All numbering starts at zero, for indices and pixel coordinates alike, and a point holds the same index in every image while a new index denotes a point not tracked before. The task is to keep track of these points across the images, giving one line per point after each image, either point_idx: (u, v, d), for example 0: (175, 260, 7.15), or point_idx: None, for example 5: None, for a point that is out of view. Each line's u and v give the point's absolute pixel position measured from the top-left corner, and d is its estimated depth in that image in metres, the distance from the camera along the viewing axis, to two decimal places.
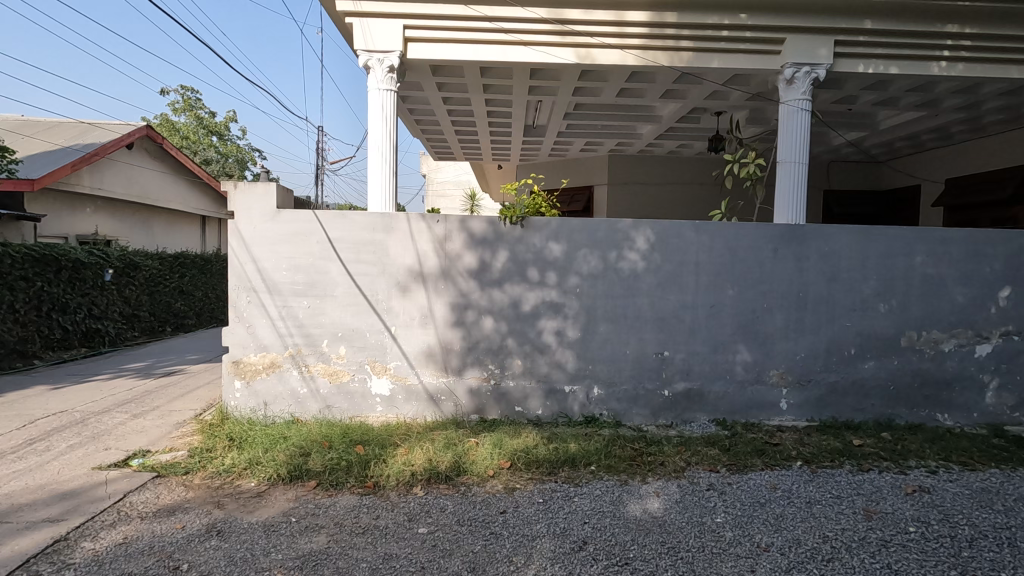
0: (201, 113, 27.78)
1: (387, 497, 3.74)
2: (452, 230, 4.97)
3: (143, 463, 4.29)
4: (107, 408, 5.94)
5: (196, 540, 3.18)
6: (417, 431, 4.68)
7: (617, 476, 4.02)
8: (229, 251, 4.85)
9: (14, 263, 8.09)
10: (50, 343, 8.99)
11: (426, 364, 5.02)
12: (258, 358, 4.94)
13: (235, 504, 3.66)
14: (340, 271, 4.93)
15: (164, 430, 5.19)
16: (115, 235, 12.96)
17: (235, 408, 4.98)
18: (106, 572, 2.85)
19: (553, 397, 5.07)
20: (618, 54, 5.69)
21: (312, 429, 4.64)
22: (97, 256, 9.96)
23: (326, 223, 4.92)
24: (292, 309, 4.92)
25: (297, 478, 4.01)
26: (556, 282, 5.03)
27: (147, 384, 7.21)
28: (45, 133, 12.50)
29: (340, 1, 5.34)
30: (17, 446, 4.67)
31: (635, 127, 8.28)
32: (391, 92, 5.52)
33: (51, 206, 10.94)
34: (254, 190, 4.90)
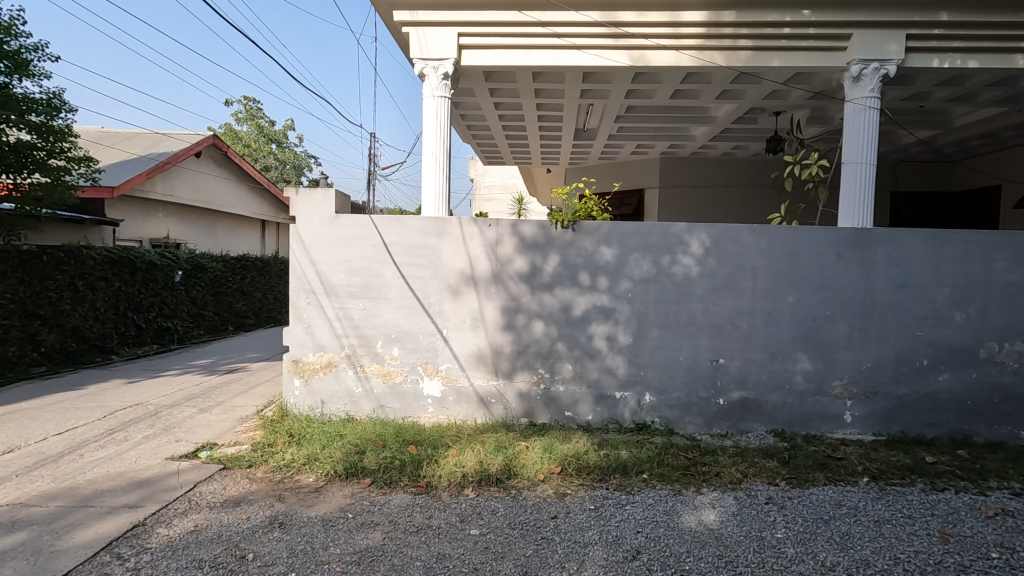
0: (261, 122, 29.06)
1: (439, 497, 3.80)
2: (504, 234, 5.00)
3: (210, 455, 4.53)
4: (177, 401, 6.30)
5: (261, 531, 3.33)
6: (468, 433, 4.74)
7: (670, 486, 3.94)
8: (291, 255, 5.06)
9: (95, 265, 8.70)
10: (126, 340, 9.61)
11: (477, 367, 5.07)
12: (315, 358, 5.12)
13: (295, 498, 3.81)
14: (394, 274, 5.06)
15: (229, 424, 5.45)
16: (183, 239, 13.73)
17: (294, 406, 5.18)
18: (180, 557, 3.01)
19: (603, 402, 5.02)
20: (672, 55, 5.62)
21: (366, 428, 4.76)
22: (169, 258, 10.58)
23: (382, 226, 5.05)
24: (348, 310, 5.08)
25: (353, 475, 4.12)
26: (607, 286, 4.98)
27: (212, 380, 7.60)
28: (124, 143, 13.40)
29: (397, 11, 5.48)
30: (98, 436, 5.01)
31: (688, 129, 8.11)
32: (445, 98, 5.62)
33: (129, 211, 11.71)
34: (313, 196, 5.08)
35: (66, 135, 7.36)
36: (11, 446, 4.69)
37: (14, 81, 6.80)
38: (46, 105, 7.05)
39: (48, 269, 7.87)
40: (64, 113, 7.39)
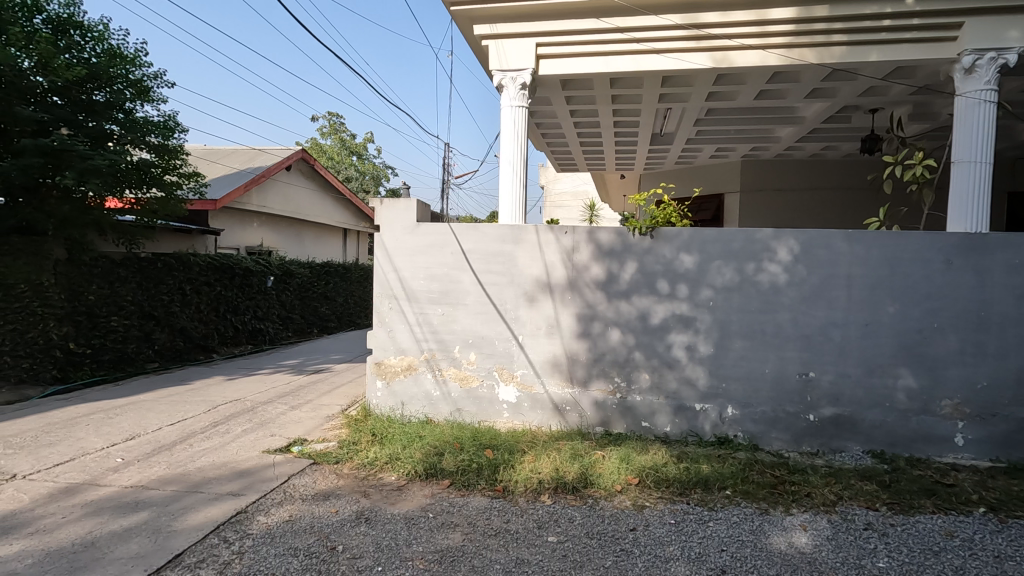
0: (344, 136, 30.68)
1: (516, 502, 3.84)
2: (580, 241, 5.00)
3: (301, 450, 4.82)
4: (271, 398, 6.77)
5: (349, 524, 3.50)
6: (543, 439, 4.75)
7: (756, 504, 3.76)
8: (375, 262, 5.31)
9: (200, 270, 9.51)
10: (225, 340, 10.41)
11: (552, 373, 5.08)
12: (397, 361, 5.33)
13: (379, 495, 3.98)
14: (472, 281, 5.18)
15: (317, 422, 5.78)
16: (274, 247, 14.74)
17: (376, 406, 5.40)
18: (278, 544, 3.23)
19: (682, 414, 4.87)
20: (759, 54, 5.40)
21: (444, 430, 4.89)
22: (262, 264, 11.40)
23: (460, 234, 5.19)
24: (427, 316, 5.25)
25: (433, 475, 4.25)
26: (686, 294, 4.85)
27: (301, 379, 8.10)
28: (225, 159, 14.60)
29: (478, 26, 5.64)
30: (205, 427, 5.47)
31: (773, 130, 7.74)
32: (523, 107, 5.69)
33: (229, 221, 12.74)
34: (396, 206, 5.31)
35: (179, 153, 8.12)
36: (132, 433, 5.22)
37: (137, 106, 7.59)
38: (163, 127, 7.82)
39: (162, 274, 8.69)
40: (178, 134, 8.18)
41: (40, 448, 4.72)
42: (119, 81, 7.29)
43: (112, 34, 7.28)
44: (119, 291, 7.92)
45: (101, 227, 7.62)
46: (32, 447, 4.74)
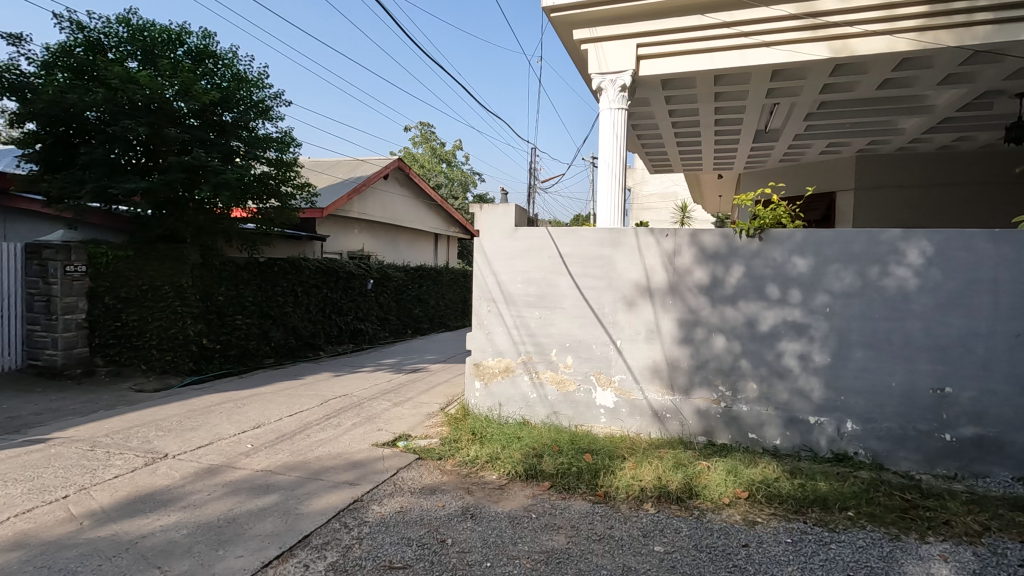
0: (435, 145, 31.92)
1: (618, 508, 3.81)
2: (682, 244, 4.86)
3: (407, 445, 5.05)
4: (375, 395, 7.17)
5: (456, 519, 3.63)
6: (643, 446, 4.66)
7: (884, 529, 3.46)
8: (474, 266, 5.47)
9: (310, 274, 10.26)
10: (330, 338, 11.14)
11: (652, 380, 4.97)
12: (495, 362, 5.45)
13: (482, 492, 4.10)
14: (569, 284, 5.19)
15: (419, 419, 6.05)
16: (373, 251, 15.60)
17: (475, 406, 5.56)
18: (393, 532, 3.42)
19: (794, 427, 4.59)
20: (885, 41, 5.02)
21: (541, 432, 4.92)
22: (364, 268, 12.09)
23: (558, 239, 5.23)
24: (525, 319, 5.33)
25: (533, 476, 4.31)
26: (800, 300, 4.57)
27: (400, 377, 8.52)
28: (331, 170, 15.68)
29: (578, 31, 5.67)
30: (319, 419, 5.90)
31: (896, 122, 7.11)
32: (622, 110, 5.65)
33: (333, 228, 13.66)
34: (495, 211, 5.43)
35: (293, 166, 8.82)
36: (259, 422, 5.73)
37: (259, 124, 8.34)
38: (280, 142, 8.53)
39: (277, 277, 9.48)
40: (293, 148, 8.89)
41: (185, 431, 5.32)
42: (245, 103, 8.07)
43: (239, 60, 8.09)
44: (242, 293, 8.74)
45: (229, 235, 8.43)
46: (178, 430, 5.35)
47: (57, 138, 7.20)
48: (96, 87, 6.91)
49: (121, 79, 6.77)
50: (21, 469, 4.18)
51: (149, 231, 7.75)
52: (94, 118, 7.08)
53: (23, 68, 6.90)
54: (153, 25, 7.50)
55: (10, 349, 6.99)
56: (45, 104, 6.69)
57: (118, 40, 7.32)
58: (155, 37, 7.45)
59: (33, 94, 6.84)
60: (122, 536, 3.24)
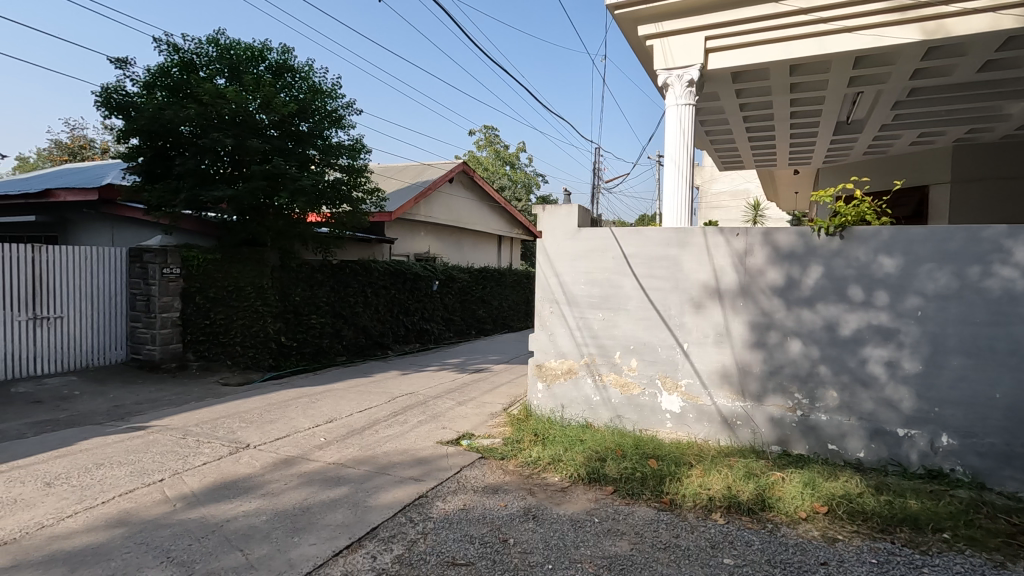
0: (498, 147, 32.23)
1: (685, 517, 3.68)
2: (755, 244, 4.65)
3: (470, 444, 5.13)
4: (440, 393, 7.33)
5: (518, 519, 3.64)
6: (712, 454, 4.49)
7: (987, 555, 3.14)
8: (537, 267, 5.48)
9: (379, 275, 10.64)
10: (398, 337, 11.50)
11: (721, 385, 4.78)
12: (558, 364, 5.43)
13: (544, 494, 4.08)
14: (634, 286, 5.09)
15: (482, 418, 6.13)
16: (438, 253, 15.97)
17: (537, 406, 5.55)
18: (457, 529, 3.48)
19: (880, 440, 4.27)
20: (985, 19, 4.65)
21: (605, 435, 4.85)
22: (429, 270, 12.39)
23: (622, 239, 5.14)
24: (588, 320, 5.27)
25: (595, 480, 4.25)
26: (886, 303, 4.24)
27: (464, 377, 8.66)
28: (399, 174, 16.19)
29: (643, 27, 5.57)
30: (387, 416, 6.09)
31: (1001, 107, 6.47)
32: (690, 105, 5.47)
33: (401, 231, 14.10)
34: (558, 212, 5.42)
35: (364, 172, 9.13)
36: (331, 417, 6.00)
37: (333, 132, 8.70)
38: (351, 149, 8.85)
39: (349, 278, 9.90)
40: (364, 155, 9.21)
41: (265, 423, 5.65)
42: (319, 113, 8.47)
43: (315, 72, 8.51)
44: (316, 293, 9.20)
45: (305, 239, 8.90)
46: (259, 422, 5.70)
47: (156, 151, 7.86)
48: (189, 103, 7.49)
49: (211, 95, 7.31)
50: (125, 453, 4.60)
51: (235, 236, 8.31)
52: (188, 132, 7.68)
53: (128, 89, 7.60)
54: (238, 43, 8.05)
55: (117, 344, 7.67)
56: (146, 121, 7.33)
57: (208, 59, 7.91)
58: (241, 55, 7.96)
59: (136, 112, 7.52)
60: (210, 519, 3.49)
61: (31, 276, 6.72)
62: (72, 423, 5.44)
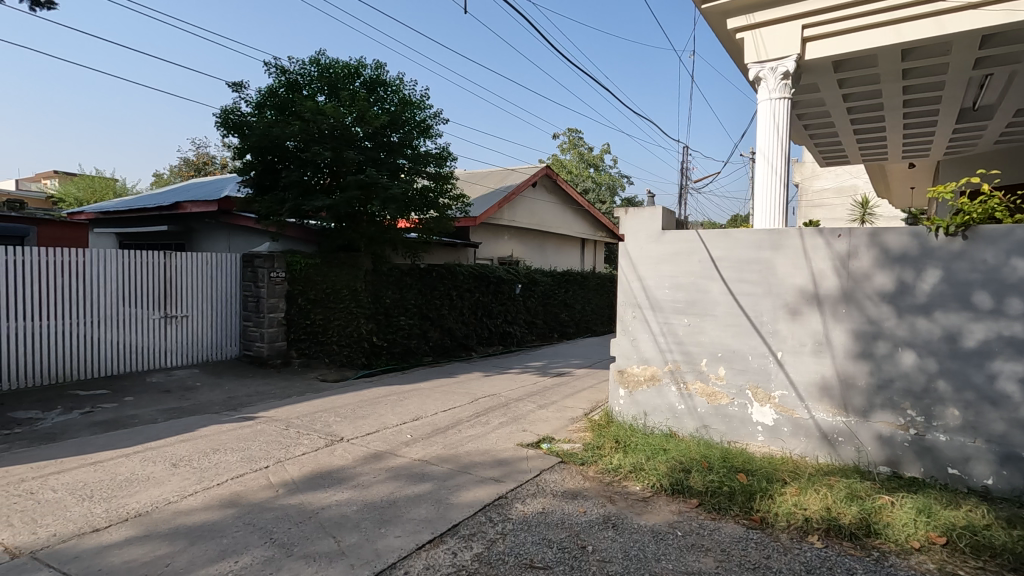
0: (582, 150, 32.01)
1: (777, 538, 3.46)
2: (859, 246, 4.29)
3: (550, 448, 5.13)
4: (522, 396, 7.40)
5: (597, 527, 3.60)
6: (809, 471, 4.18)
7: None
8: (619, 271, 5.39)
9: (465, 279, 10.93)
10: (481, 339, 11.75)
11: (821, 398, 4.44)
12: (640, 370, 5.30)
13: (625, 502, 4.00)
14: (722, 290, 4.86)
15: (563, 422, 6.11)
16: (521, 257, 16.14)
17: (619, 413, 5.45)
18: (535, 532, 3.50)
19: (1014, 466, 3.77)
20: None
21: (690, 446, 4.66)
22: (513, 273, 12.55)
23: (710, 241, 4.94)
24: (672, 325, 5.10)
25: (679, 492, 4.10)
26: (1021, 311, 3.75)
27: (546, 380, 8.68)
28: (484, 180, 16.56)
29: (733, 20, 5.37)
30: (469, 416, 6.24)
31: None
32: (785, 99, 5.21)
33: (485, 236, 14.42)
34: (641, 215, 5.30)
35: (450, 179, 9.42)
36: (417, 415, 6.25)
37: (421, 142, 9.05)
38: (438, 158, 9.13)
39: (436, 282, 10.27)
40: (450, 162, 9.51)
41: (357, 419, 5.99)
42: (408, 124, 8.85)
43: (405, 85, 8.93)
44: (405, 296, 9.64)
45: (395, 244, 9.34)
46: (352, 417, 6.05)
47: (266, 165, 8.60)
48: (294, 120, 8.12)
49: (312, 112, 7.88)
50: (236, 440, 5.07)
51: (332, 242, 8.89)
52: (292, 147, 8.33)
53: (242, 109, 8.39)
54: (337, 62, 8.64)
55: (232, 340, 8.47)
56: (258, 138, 8.05)
57: (311, 78, 8.56)
58: (339, 73, 8.55)
59: (249, 130, 8.27)
60: (307, 506, 3.76)
61: (164, 279, 7.58)
62: (193, 411, 6.07)
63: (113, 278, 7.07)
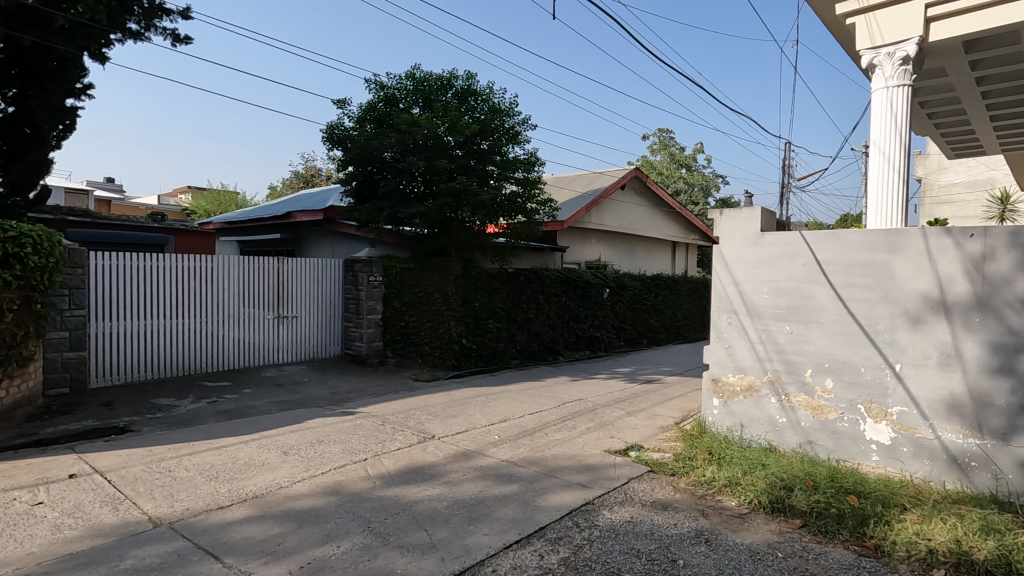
0: (673, 150, 31.05)
1: (895, 569, 3.14)
2: (998, 247, 3.82)
3: (639, 456, 5.01)
4: (609, 402, 7.29)
5: (689, 541, 3.46)
6: (934, 498, 3.75)
7: None
8: (713, 275, 5.16)
9: (551, 283, 10.97)
10: (568, 344, 11.71)
11: (949, 417, 3.98)
12: (736, 380, 5.04)
13: (719, 518, 3.82)
14: (830, 296, 4.51)
15: (652, 431, 5.95)
16: (609, 261, 15.92)
17: (713, 424, 5.21)
18: (623, 541, 3.44)
19: None
20: None
21: (793, 462, 4.35)
22: (600, 277, 12.41)
23: (815, 244, 4.61)
24: (772, 333, 4.80)
25: (780, 511, 3.84)
26: None
27: (635, 387, 8.47)
28: (571, 184, 16.53)
29: (843, 4, 5.09)
30: (556, 420, 6.25)
31: None
32: (905, 86, 4.81)
33: (572, 240, 14.40)
34: (737, 216, 5.07)
35: (538, 184, 9.49)
36: (505, 416, 6.36)
37: (510, 148, 9.21)
38: (526, 163, 9.26)
39: (523, 285, 10.40)
40: (538, 167, 9.61)
41: (448, 418, 6.20)
42: (499, 131, 9.06)
43: (494, 93, 9.16)
44: (493, 299, 9.87)
45: (484, 249, 9.56)
46: (443, 416, 6.28)
47: (365, 175, 9.13)
48: (391, 132, 8.58)
49: (408, 123, 8.28)
50: (339, 433, 5.43)
51: (424, 247, 9.27)
52: (390, 157, 8.79)
53: (346, 124, 8.99)
54: (430, 75, 9.03)
55: (334, 340, 9.07)
56: (358, 150, 8.57)
57: (406, 92, 9.01)
58: (433, 85, 8.93)
59: (351, 143, 8.84)
60: (402, 498, 3.95)
61: (277, 283, 8.27)
62: (301, 404, 6.58)
63: (235, 282, 7.82)
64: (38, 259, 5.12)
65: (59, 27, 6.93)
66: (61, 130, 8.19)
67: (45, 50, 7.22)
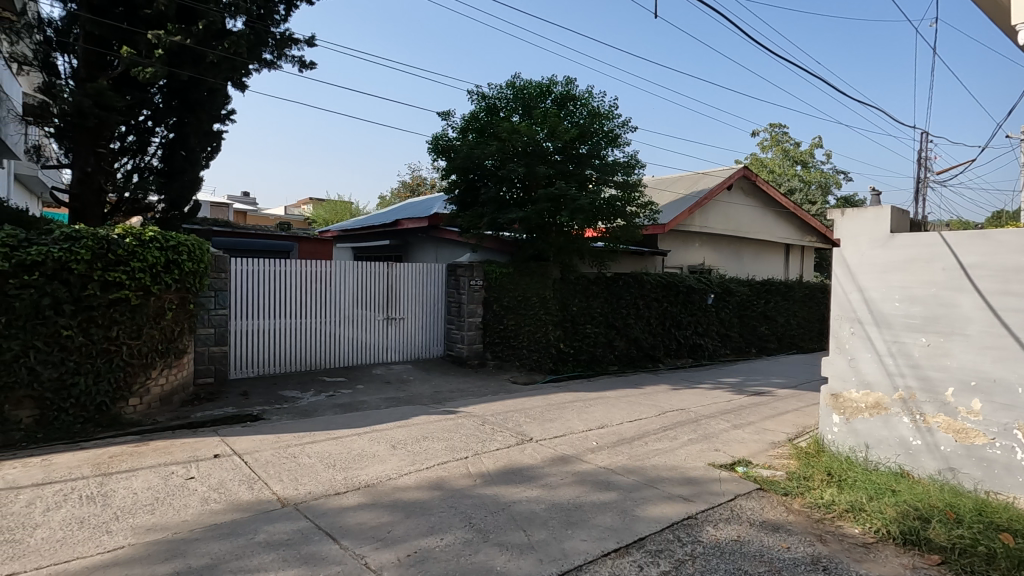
0: (786, 146, 29.02)
1: None
2: None
3: (747, 473, 4.73)
4: (714, 413, 6.95)
5: (804, 567, 3.22)
6: None
7: None
8: (833, 280, 4.75)
9: (652, 288, 10.69)
10: (670, 351, 11.31)
11: None
12: (860, 396, 4.60)
13: (840, 545, 3.50)
14: (977, 305, 3.99)
15: (762, 446, 5.59)
16: (714, 265, 15.20)
17: (833, 443, 4.80)
18: (728, 561, 3.27)
19: None
20: None
21: (930, 490, 3.89)
22: (704, 282, 11.88)
23: (958, 246, 4.10)
24: (904, 345, 4.33)
25: (914, 544, 3.45)
26: None
27: (742, 399, 7.99)
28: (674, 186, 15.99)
29: None
30: (656, 429, 6.07)
31: None
32: None
33: (674, 243, 13.93)
34: (863, 216, 4.63)
35: (638, 186, 9.27)
36: (603, 423, 6.29)
37: (609, 151, 9.11)
38: (625, 166, 9.09)
39: (622, 290, 10.23)
40: (638, 169, 9.41)
41: (545, 421, 6.25)
42: (598, 135, 9.01)
43: (593, 97, 9.14)
44: (591, 304, 9.81)
45: (583, 253, 9.54)
46: (540, 419, 6.34)
47: (467, 183, 9.45)
48: (492, 141, 8.84)
49: (509, 131, 8.49)
50: (442, 430, 5.68)
51: (523, 252, 9.43)
52: (491, 165, 9.05)
53: (449, 135, 9.39)
54: (530, 83, 9.22)
55: (437, 341, 9.49)
56: (461, 159, 8.89)
57: (507, 100, 9.25)
58: (533, 92, 9.10)
59: (455, 152, 9.22)
60: (501, 498, 4.05)
61: (387, 286, 8.82)
62: (408, 401, 6.97)
63: (350, 285, 8.44)
64: (192, 264, 5.87)
65: (209, 62, 7.89)
66: (209, 152, 9.36)
67: (198, 83, 8.26)
